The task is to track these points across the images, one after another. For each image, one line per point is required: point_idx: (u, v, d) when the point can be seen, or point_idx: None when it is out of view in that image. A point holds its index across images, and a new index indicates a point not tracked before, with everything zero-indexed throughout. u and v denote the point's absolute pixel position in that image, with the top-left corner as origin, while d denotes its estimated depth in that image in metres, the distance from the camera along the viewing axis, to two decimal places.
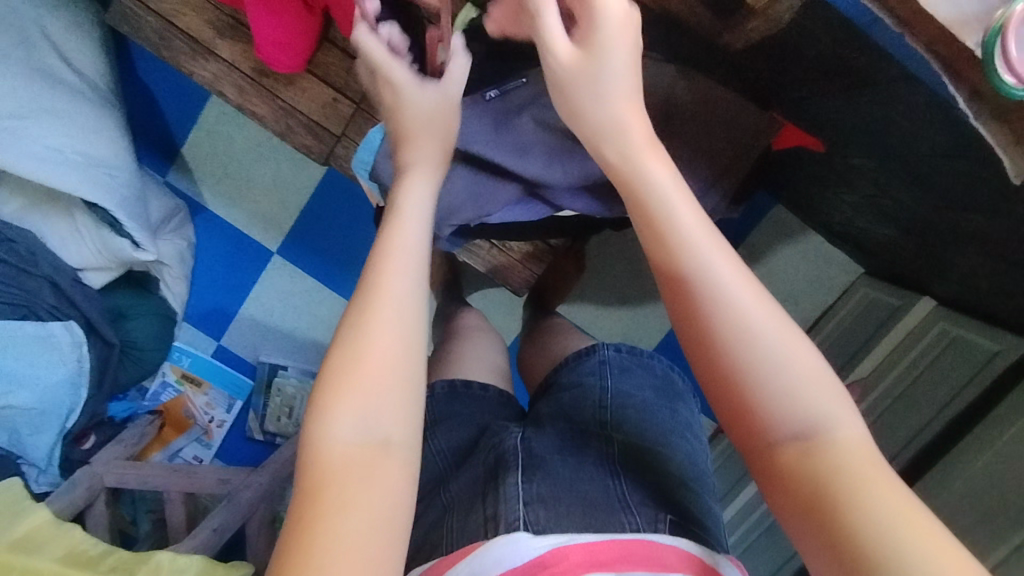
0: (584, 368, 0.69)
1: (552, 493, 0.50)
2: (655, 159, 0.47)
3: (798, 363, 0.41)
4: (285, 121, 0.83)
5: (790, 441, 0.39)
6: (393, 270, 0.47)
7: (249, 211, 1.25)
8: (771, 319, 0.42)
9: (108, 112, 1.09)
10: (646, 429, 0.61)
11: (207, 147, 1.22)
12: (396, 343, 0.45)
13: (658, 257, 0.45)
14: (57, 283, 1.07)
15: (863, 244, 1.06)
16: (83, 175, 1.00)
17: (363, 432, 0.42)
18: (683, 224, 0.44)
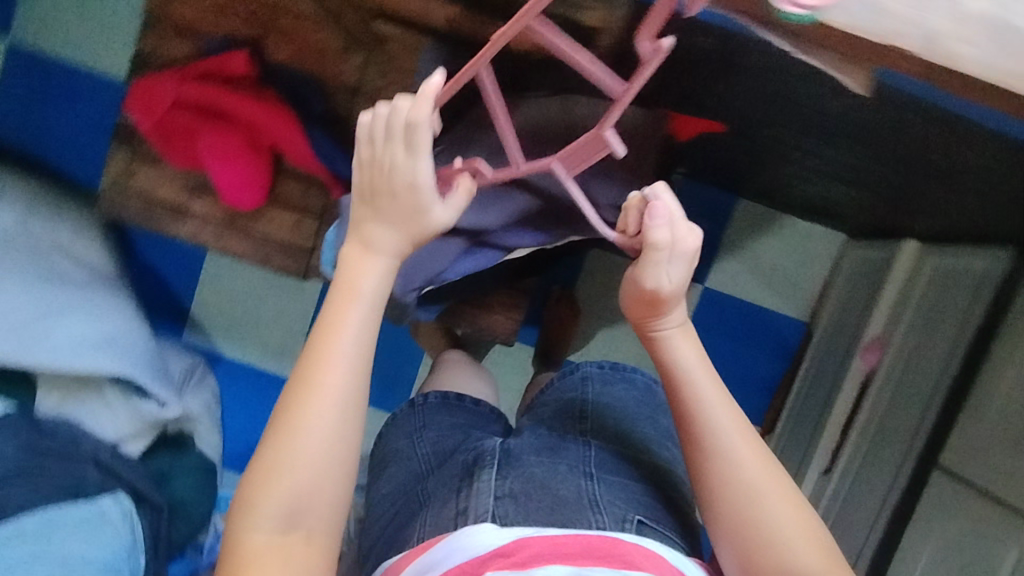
0: (567, 383, 0.80)
1: (523, 489, 0.62)
2: (686, 349, 0.60)
3: (768, 488, 0.55)
4: (263, 250, 0.92)
5: (770, 553, 0.54)
6: (322, 396, 0.54)
7: (262, 346, 1.35)
8: (748, 446, 0.57)
9: (120, 294, 1.21)
10: (618, 430, 0.73)
11: (213, 301, 1.33)
12: (319, 456, 0.53)
13: (685, 425, 0.58)
14: (100, 460, 1.13)
15: (832, 209, 1.10)
16: (107, 354, 1.10)
17: (278, 525, 0.52)
18: (708, 405, 0.58)
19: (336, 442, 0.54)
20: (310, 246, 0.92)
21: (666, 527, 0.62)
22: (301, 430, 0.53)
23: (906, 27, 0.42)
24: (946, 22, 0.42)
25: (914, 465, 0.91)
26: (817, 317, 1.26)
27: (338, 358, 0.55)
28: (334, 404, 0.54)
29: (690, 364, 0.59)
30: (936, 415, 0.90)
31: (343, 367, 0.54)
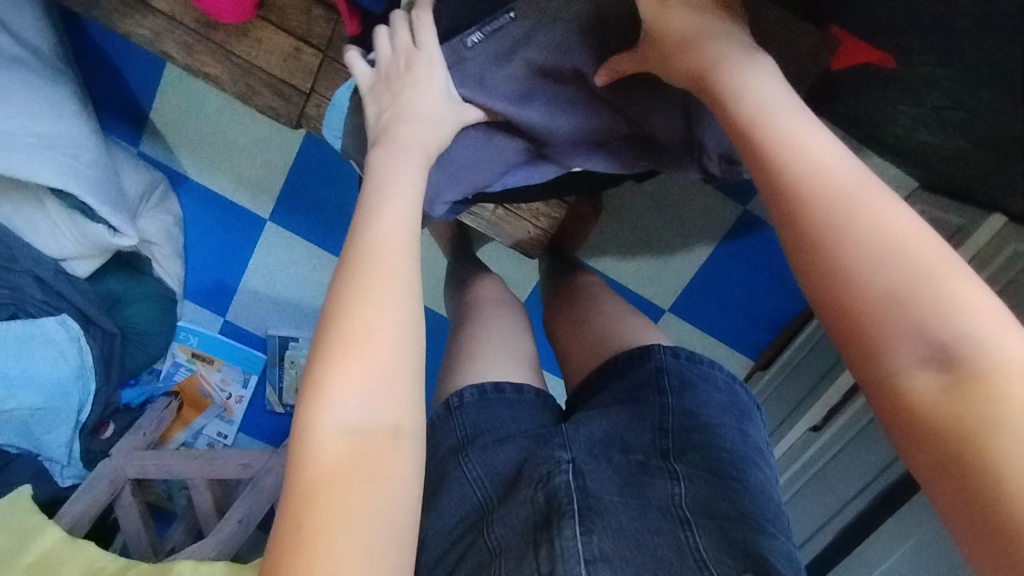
0: (641, 376, 0.68)
1: (618, 551, 0.54)
2: (779, 103, 0.49)
3: (907, 245, 0.41)
4: (245, 81, 0.71)
5: (923, 363, 0.39)
6: (381, 269, 0.51)
7: (233, 177, 1.14)
8: (880, 209, 0.42)
9: (61, 80, 0.97)
10: (714, 458, 0.61)
11: (178, 112, 1.10)
12: (386, 348, 0.49)
13: (769, 181, 0.46)
14: (40, 277, 1.01)
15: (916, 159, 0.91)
16: (44, 159, 0.90)
17: (359, 420, 0.47)
18: (809, 158, 0.45)
19: (389, 333, 0.49)
20: (305, 89, 0.70)
21: (777, 546, 0.56)
22: (361, 308, 0.49)
23: None
24: None
25: None
26: None
27: (394, 207, 0.55)
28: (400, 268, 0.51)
29: (802, 135, 0.46)
30: None
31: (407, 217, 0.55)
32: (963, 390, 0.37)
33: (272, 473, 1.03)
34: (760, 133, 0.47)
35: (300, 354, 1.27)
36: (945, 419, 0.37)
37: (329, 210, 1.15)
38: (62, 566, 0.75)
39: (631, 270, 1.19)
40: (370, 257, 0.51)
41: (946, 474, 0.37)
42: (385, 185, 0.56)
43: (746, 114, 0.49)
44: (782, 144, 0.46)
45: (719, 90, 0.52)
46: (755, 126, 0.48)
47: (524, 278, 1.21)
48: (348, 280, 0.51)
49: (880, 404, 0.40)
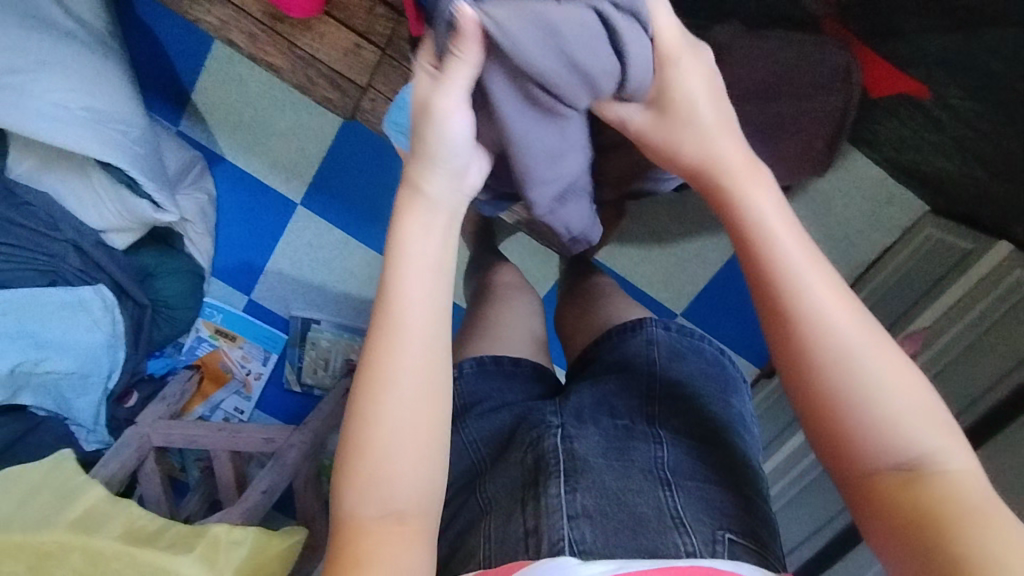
0: (632, 347, 0.73)
1: (598, 507, 0.55)
2: (766, 195, 0.51)
3: (879, 369, 0.45)
4: (304, 72, 0.75)
5: (887, 457, 0.44)
6: (396, 339, 0.48)
7: (266, 160, 1.18)
8: (860, 333, 0.46)
9: (112, 57, 1.00)
10: (694, 424, 0.64)
11: (219, 93, 1.13)
12: (408, 415, 0.47)
13: (766, 292, 0.48)
14: (80, 246, 1.04)
15: (935, 182, 0.93)
16: (95, 133, 0.93)
17: (386, 503, 0.46)
18: (800, 274, 0.47)
19: (412, 407, 0.47)
20: (362, 83, 0.75)
21: (756, 515, 0.58)
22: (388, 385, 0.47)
23: None
24: None
25: None
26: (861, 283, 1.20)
27: (415, 263, 0.50)
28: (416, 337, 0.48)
29: (788, 245, 0.48)
30: None
31: (423, 256, 0.50)
32: (913, 486, 0.42)
33: (294, 449, 1.07)
34: (759, 242, 0.49)
35: (321, 335, 1.30)
36: (915, 515, 0.42)
37: (359, 198, 1.18)
38: (103, 525, 0.78)
39: (648, 274, 1.23)
40: (393, 332, 0.48)
41: (910, 559, 0.41)
42: (405, 225, 0.51)
43: (743, 208, 0.50)
44: (776, 260, 0.48)
45: (713, 173, 0.52)
46: (754, 232, 0.49)
47: (544, 274, 1.25)
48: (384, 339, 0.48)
49: (850, 494, 0.45)
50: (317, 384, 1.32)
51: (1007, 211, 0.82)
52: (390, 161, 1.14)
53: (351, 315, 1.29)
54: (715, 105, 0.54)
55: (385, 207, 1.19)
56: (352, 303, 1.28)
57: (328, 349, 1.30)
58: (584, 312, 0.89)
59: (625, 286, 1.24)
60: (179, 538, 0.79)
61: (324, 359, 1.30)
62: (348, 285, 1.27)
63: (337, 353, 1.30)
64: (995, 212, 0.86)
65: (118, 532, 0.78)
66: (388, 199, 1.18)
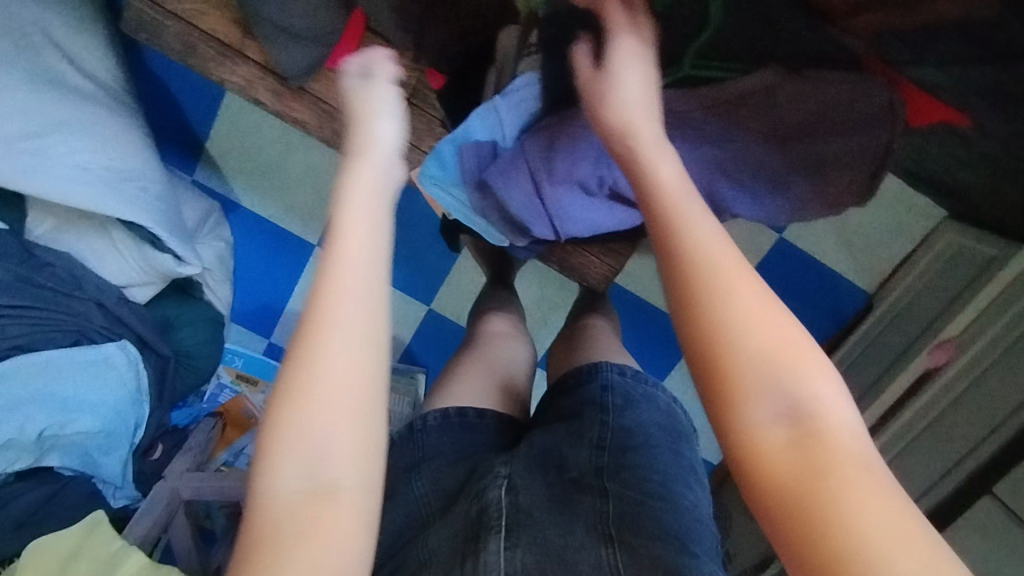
0: (588, 393, 0.78)
1: (537, 562, 0.60)
2: (665, 162, 0.54)
3: (759, 333, 0.47)
4: (330, 126, 0.74)
5: (777, 426, 0.45)
6: (343, 307, 0.51)
7: (281, 205, 1.17)
8: (761, 323, 0.47)
9: (128, 113, 1.00)
10: (645, 478, 0.66)
11: (233, 140, 1.13)
12: (335, 398, 0.49)
13: (670, 256, 0.50)
14: (103, 303, 1.03)
15: (954, 191, 0.94)
16: (116, 193, 0.92)
17: (308, 474, 0.48)
18: (693, 240, 0.50)
19: (336, 389, 0.50)
20: None
21: (696, 564, 0.59)
22: (327, 351, 0.50)
23: None
24: None
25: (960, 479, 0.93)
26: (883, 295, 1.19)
27: (364, 245, 0.54)
28: (364, 308, 0.52)
29: (711, 246, 0.50)
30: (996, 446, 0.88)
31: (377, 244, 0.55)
32: (807, 449, 0.44)
33: None
34: (671, 234, 0.51)
35: None
36: (794, 487, 0.43)
37: None
38: None
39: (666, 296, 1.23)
40: (333, 308, 0.51)
41: (788, 530, 0.42)
42: (348, 211, 0.55)
43: (676, 210, 0.51)
44: (693, 252, 0.50)
45: (646, 180, 0.54)
46: (672, 229, 0.51)
47: (562, 302, 1.24)
48: (310, 333, 0.51)
49: (739, 472, 0.46)
50: None
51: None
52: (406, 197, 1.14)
53: None
54: (663, 143, 0.56)
55: (401, 244, 1.19)
56: None
57: None
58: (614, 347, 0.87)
59: (644, 308, 1.25)
60: None
61: None
62: None
63: None
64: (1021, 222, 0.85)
65: None
66: (404, 236, 1.18)
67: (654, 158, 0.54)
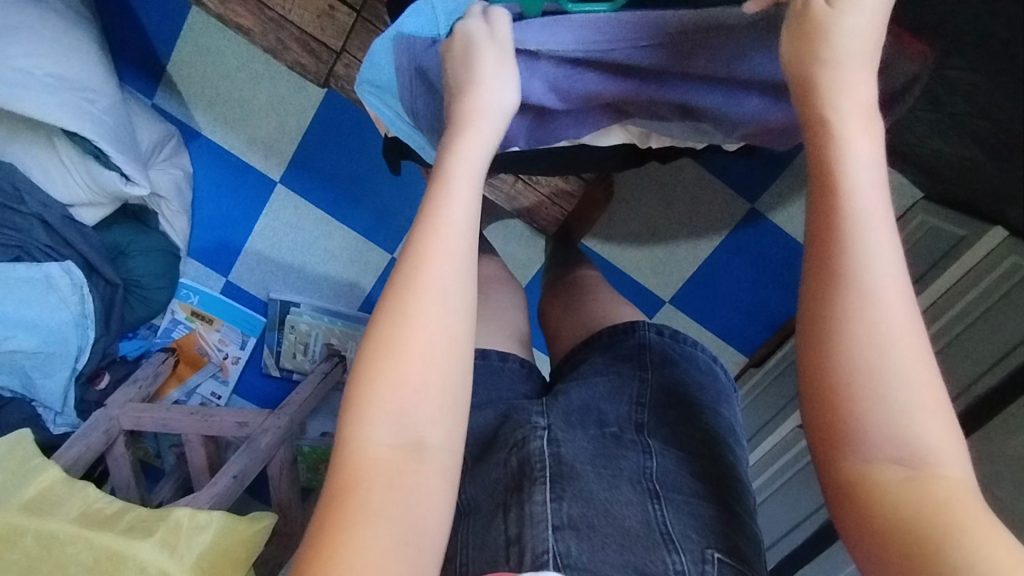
0: (622, 352, 0.62)
1: (586, 518, 0.47)
2: (863, 130, 0.43)
3: (903, 351, 0.40)
4: (276, 35, 0.72)
5: (890, 463, 0.39)
6: (441, 246, 0.45)
7: (244, 137, 1.14)
8: (916, 363, 0.40)
9: (81, 25, 0.96)
10: (699, 431, 0.55)
11: (195, 65, 1.09)
12: (423, 363, 0.43)
13: (828, 230, 0.42)
14: (47, 221, 1.01)
15: (930, 167, 0.89)
16: (61, 102, 0.89)
17: (398, 427, 0.42)
18: (867, 216, 0.42)
19: (437, 344, 0.43)
20: (337, 48, 0.72)
21: (754, 533, 0.50)
22: (415, 297, 0.44)
23: None
24: None
25: None
26: None
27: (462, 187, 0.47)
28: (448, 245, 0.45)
29: (881, 270, 0.41)
30: None
31: (470, 186, 0.48)
32: (926, 493, 0.38)
33: (268, 434, 1.04)
34: (838, 253, 0.41)
35: (301, 319, 1.27)
36: (907, 527, 0.37)
37: (339, 176, 1.14)
38: (59, 509, 0.77)
39: (635, 261, 1.20)
40: (430, 251, 0.45)
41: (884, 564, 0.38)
42: (458, 158, 0.49)
43: (846, 217, 0.42)
44: (860, 274, 0.41)
45: (835, 175, 0.43)
46: (846, 243, 0.41)
47: (530, 260, 1.19)
48: (405, 282, 0.44)
49: (840, 504, 0.41)
50: (295, 368, 1.28)
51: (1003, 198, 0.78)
52: (370, 136, 1.09)
53: (332, 298, 1.25)
54: (867, 130, 0.44)
55: (365, 187, 1.15)
56: (332, 286, 1.25)
57: (308, 333, 1.27)
58: (560, 302, 0.82)
59: (612, 272, 1.22)
60: (138, 522, 0.78)
61: (303, 344, 1.27)
62: (328, 267, 1.23)
63: (316, 338, 1.27)
64: (989, 195, 0.81)
65: (75, 516, 0.77)
66: (367, 179, 1.14)
67: (852, 143, 0.43)
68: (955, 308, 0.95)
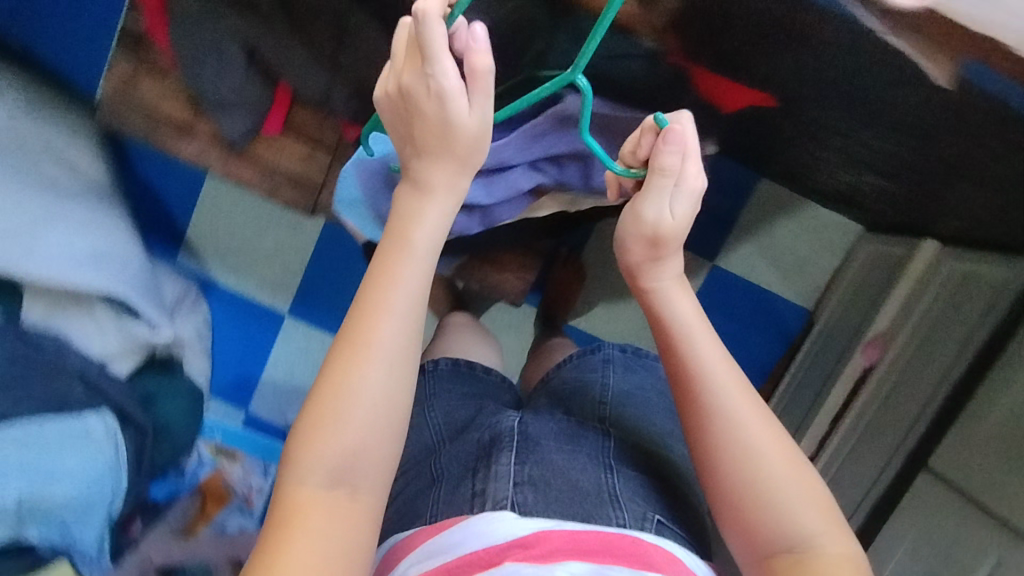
0: (587, 363, 0.79)
1: (543, 477, 0.61)
2: (683, 298, 0.66)
3: (773, 467, 0.58)
4: (270, 181, 0.88)
5: (783, 552, 0.56)
6: (391, 318, 0.54)
7: (254, 279, 1.29)
8: (786, 467, 0.58)
9: (110, 207, 1.15)
10: (641, 422, 0.72)
11: (210, 226, 1.27)
12: (365, 416, 0.53)
13: (688, 385, 0.62)
14: (85, 377, 1.10)
15: (858, 200, 1.02)
16: (102, 271, 1.06)
17: (336, 466, 0.52)
18: (711, 369, 0.62)
19: (378, 403, 0.53)
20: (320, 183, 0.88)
21: (686, 493, 0.68)
22: (352, 367, 0.53)
23: None
24: None
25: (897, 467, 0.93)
26: (820, 309, 1.24)
27: (414, 268, 0.56)
28: (387, 325, 0.55)
29: (739, 409, 0.60)
30: None
31: (423, 262, 0.57)
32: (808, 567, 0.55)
33: None
34: (706, 402, 0.61)
35: None
36: None
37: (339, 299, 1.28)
38: None
39: (617, 332, 1.29)
40: (378, 319, 0.54)
41: None
42: (410, 233, 0.57)
43: (699, 370, 0.62)
44: (727, 419, 0.60)
45: (681, 338, 0.64)
46: (705, 393, 0.61)
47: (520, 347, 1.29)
48: (353, 344, 0.54)
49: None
50: None
51: (915, 209, 0.90)
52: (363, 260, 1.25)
53: None
54: (685, 295, 0.66)
55: None
56: None
57: None
58: None
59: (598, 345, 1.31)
60: None
61: None
62: None
63: None
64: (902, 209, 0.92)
65: None
66: None
67: (682, 309, 0.65)
68: (910, 321, 1.02)
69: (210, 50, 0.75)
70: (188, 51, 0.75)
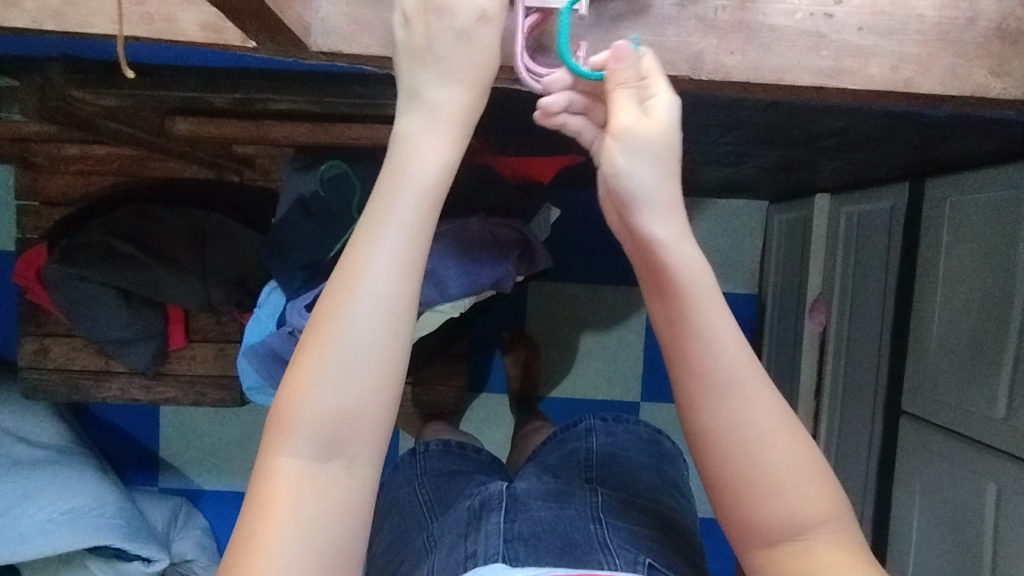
0: (571, 435, 0.75)
1: (533, 531, 0.57)
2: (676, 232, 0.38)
3: (794, 478, 0.37)
4: (194, 389, 0.91)
5: None
6: (360, 298, 0.35)
7: (236, 472, 1.31)
8: (804, 477, 0.38)
9: (85, 457, 1.19)
10: (638, 481, 0.67)
11: (181, 438, 1.32)
12: (357, 438, 0.35)
13: (683, 352, 0.38)
14: None
15: (740, 184, 1.07)
16: (79, 528, 1.06)
17: (310, 511, 0.35)
18: (716, 334, 0.38)
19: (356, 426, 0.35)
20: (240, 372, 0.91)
21: (693, 546, 0.61)
22: (348, 304, 0.35)
23: (669, 57, 0.43)
24: (705, 41, 0.42)
25: (881, 421, 0.90)
26: (765, 289, 1.25)
27: (391, 228, 0.36)
28: (390, 258, 0.36)
29: (752, 400, 0.38)
30: (887, 368, 0.89)
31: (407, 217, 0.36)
32: None
33: None
34: (702, 384, 0.38)
35: None
36: None
37: None
38: None
39: (589, 385, 1.29)
40: (346, 302, 0.35)
41: None
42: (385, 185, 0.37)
43: (693, 332, 0.38)
44: (728, 407, 0.37)
45: (671, 283, 0.38)
46: (702, 369, 0.38)
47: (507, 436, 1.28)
48: (319, 331, 0.35)
49: None
50: None
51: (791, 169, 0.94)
52: None
53: None
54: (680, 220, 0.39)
55: None
56: None
57: None
58: None
59: (578, 405, 1.30)
60: None
61: None
62: None
63: None
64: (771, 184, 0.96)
65: None
66: None
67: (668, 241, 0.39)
68: (838, 270, 1.02)
69: (95, 300, 0.81)
70: (73, 308, 0.81)
